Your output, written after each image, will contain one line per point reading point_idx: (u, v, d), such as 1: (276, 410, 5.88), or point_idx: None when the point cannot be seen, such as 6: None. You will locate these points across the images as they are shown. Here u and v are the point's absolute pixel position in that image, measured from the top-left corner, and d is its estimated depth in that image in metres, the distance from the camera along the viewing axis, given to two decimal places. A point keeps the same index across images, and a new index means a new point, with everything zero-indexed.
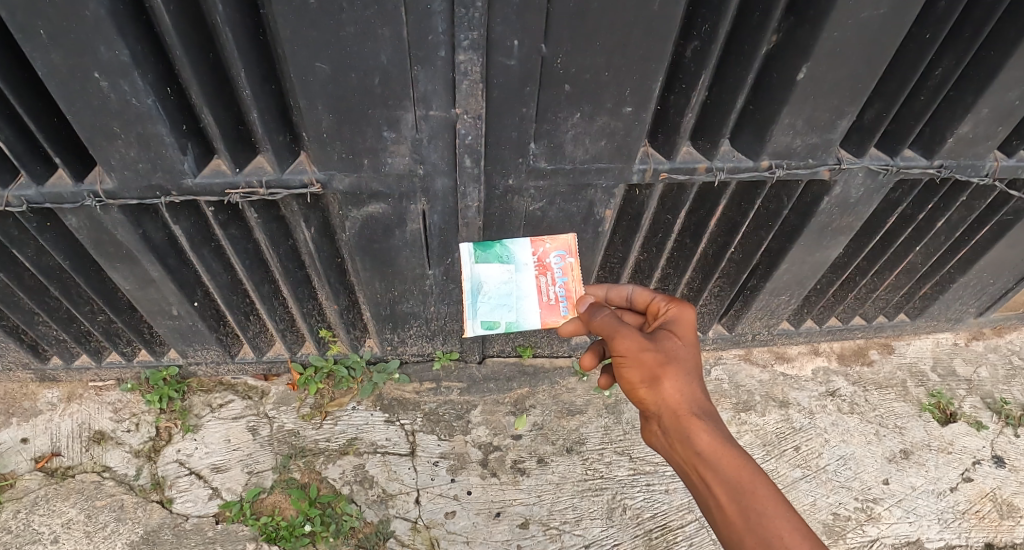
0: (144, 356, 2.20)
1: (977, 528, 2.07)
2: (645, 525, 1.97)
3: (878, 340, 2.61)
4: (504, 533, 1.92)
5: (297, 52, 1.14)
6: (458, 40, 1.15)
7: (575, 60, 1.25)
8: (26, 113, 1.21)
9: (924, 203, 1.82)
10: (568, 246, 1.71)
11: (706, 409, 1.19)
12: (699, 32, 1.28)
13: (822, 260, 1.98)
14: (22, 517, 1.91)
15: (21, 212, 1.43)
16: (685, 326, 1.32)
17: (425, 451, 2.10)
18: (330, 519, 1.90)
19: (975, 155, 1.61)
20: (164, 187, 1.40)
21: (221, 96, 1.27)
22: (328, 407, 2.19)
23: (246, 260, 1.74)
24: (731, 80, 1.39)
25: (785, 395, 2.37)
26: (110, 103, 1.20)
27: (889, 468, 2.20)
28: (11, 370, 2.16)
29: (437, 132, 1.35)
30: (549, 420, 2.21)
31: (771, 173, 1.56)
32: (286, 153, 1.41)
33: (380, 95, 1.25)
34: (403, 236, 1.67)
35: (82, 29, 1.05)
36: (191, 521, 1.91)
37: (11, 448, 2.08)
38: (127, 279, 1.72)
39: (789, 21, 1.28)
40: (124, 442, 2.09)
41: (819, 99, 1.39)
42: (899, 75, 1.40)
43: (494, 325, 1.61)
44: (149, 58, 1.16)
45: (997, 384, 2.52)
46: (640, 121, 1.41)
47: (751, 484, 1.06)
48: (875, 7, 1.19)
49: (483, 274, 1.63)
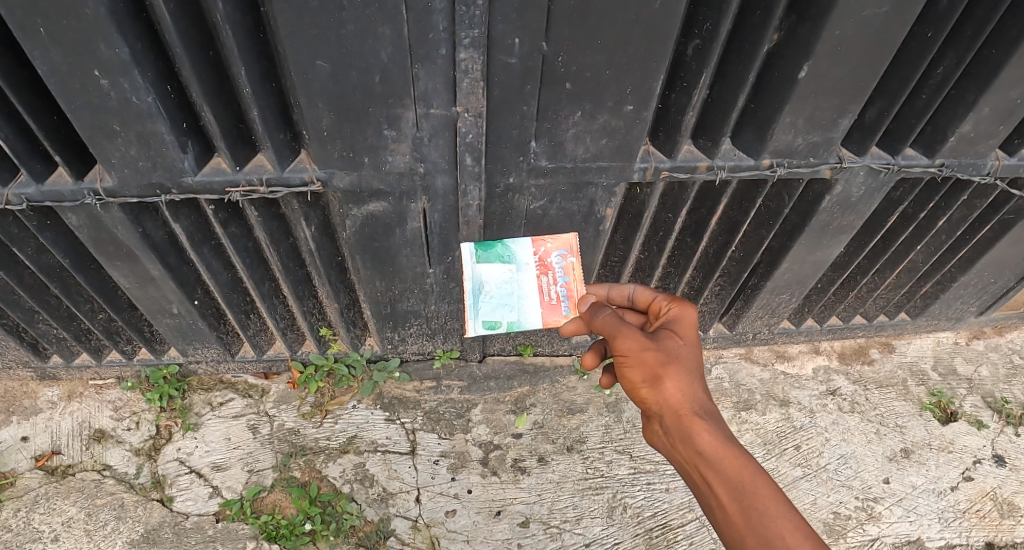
0: (144, 354, 2.20)
1: (977, 527, 2.08)
2: (645, 523, 1.97)
3: (879, 339, 2.61)
4: (504, 532, 1.92)
5: (297, 50, 1.13)
6: (459, 38, 1.15)
7: (576, 58, 1.24)
8: (26, 111, 1.21)
9: (925, 202, 1.82)
10: (570, 245, 1.73)
11: (707, 409, 1.19)
12: (700, 30, 1.27)
13: (823, 259, 1.97)
14: (22, 516, 1.91)
15: (21, 211, 1.42)
16: (686, 326, 1.32)
17: (426, 450, 2.10)
18: (330, 517, 1.90)
19: (977, 154, 1.61)
20: (164, 185, 1.40)
21: (221, 94, 1.27)
22: (328, 405, 2.19)
23: (246, 258, 1.73)
24: (732, 79, 1.38)
25: (785, 393, 2.37)
26: (110, 101, 1.19)
27: (889, 467, 2.20)
28: (11, 369, 2.16)
29: (438, 131, 1.35)
30: (549, 418, 2.21)
31: (772, 172, 1.56)
32: (286, 151, 1.41)
33: (381, 93, 1.25)
34: (403, 234, 1.67)
35: (81, 27, 1.05)
36: (191, 519, 1.91)
37: (11, 446, 2.08)
38: (126, 277, 1.72)
39: (791, 19, 1.27)
40: (125, 441, 2.09)
41: (820, 97, 1.39)
42: (901, 74, 1.40)
43: (496, 325, 1.64)
44: (148, 56, 1.15)
45: (998, 383, 2.52)
46: (641, 119, 1.41)
47: (753, 484, 1.06)
48: (878, 5, 1.19)
49: (484, 274, 1.65)
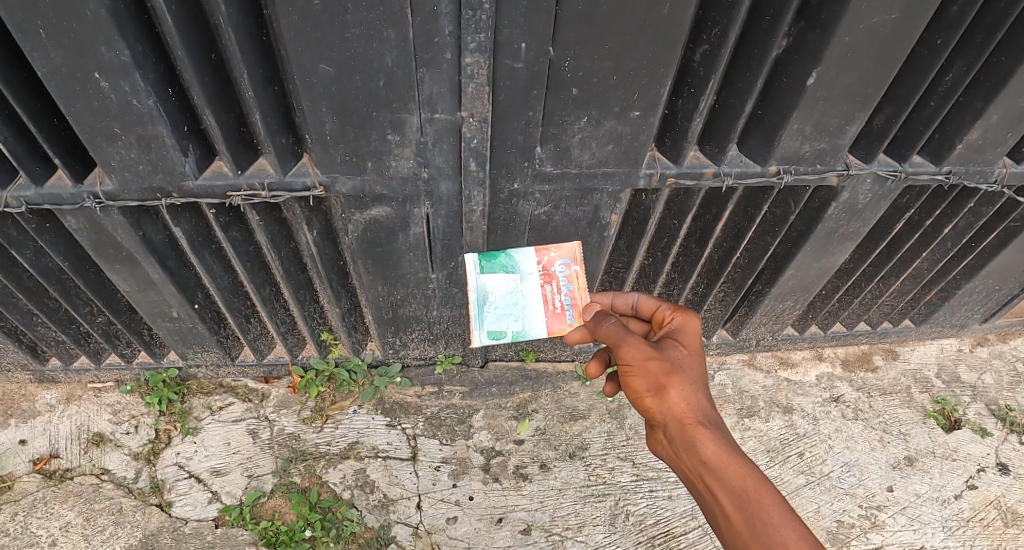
0: (144, 357, 2.18)
1: (982, 536, 2.06)
2: (648, 531, 1.95)
3: (883, 346, 2.60)
4: (506, 539, 1.91)
5: (300, 54, 1.12)
6: (465, 41, 1.13)
7: (583, 64, 1.23)
8: (26, 114, 1.19)
9: (932, 209, 1.80)
10: (574, 254, 1.75)
11: (712, 418, 1.18)
12: (708, 36, 1.26)
13: (828, 266, 1.96)
14: (19, 520, 1.89)
15: (20, 213, 1.41)
16: (690, 335, 1.31)
17: (427, 456, 2.08)
18: (330, 523, 1.89)
19: (984, 161, 1.59)
20: (164, 189, 1.38)
21: (223, 98, 1.26)
22: (328, 410, 2.18)
23: (247, 262, 1.72)
24: (739, 85, 1.37)
25: (788, 400, 2.36)
26: (111, 104, 1.18)
27: (893, 475, 2.19)
28: (10, 371, 2.14)
29: (442, 135, 1.33)
30: (551, 425, 2.20)
31: (780, 179, 1.54)
32: (288, 155, 1.39)
33: (385, 97, 1.23)
34: (406, 239, 1.65)
35: (83, 29, 1.03)
36: (191, 525, 1.90)
37: (9, 449, 2.06)
38: (126, 281, 1.70)
39: (799, 25, 1.26)
40: (124, 445, 2.07)
41: (828, 103, 1.37)
42: (909, 80, 1.38)
43: (501, 334, 1.70)
44: (150, 58, 1.14)
45: (1003, 390, 2.51)
46: (648, 125, 1.39)
47: (757, 492, 1.05)
48: (888, 12, 1.18)
49: (489, 284, 1.68)
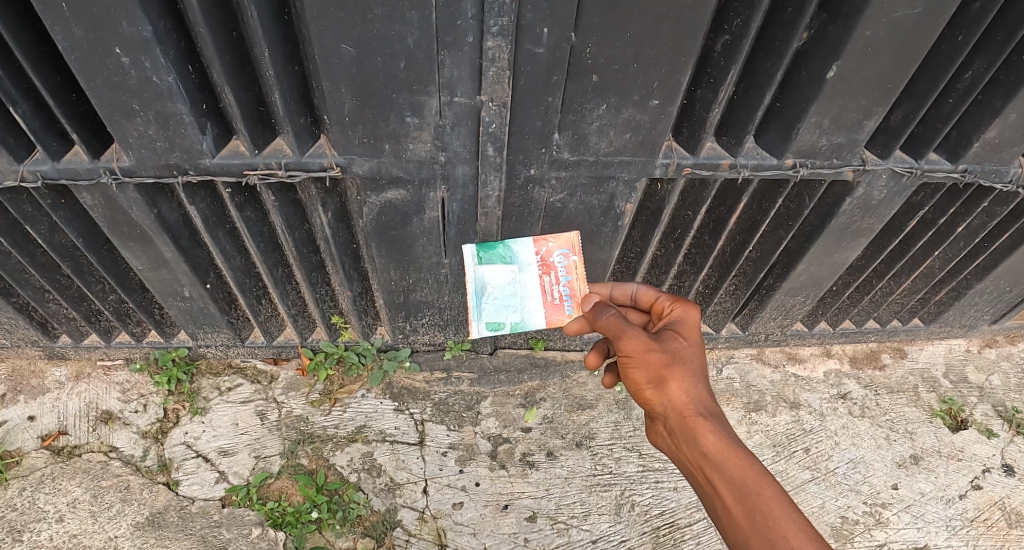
0: (153, 337, 2.19)
1: (985, 536, 2.06)
2: (653, 522, 1.96)
3: (891, 345, 2.61)
4: (511, 526, 1.92)
5: (322, 34, 1.12)
6: (487, 25, 1.12)
7: (604, 50, 1.22)
8: (45, 88, 1.20)
9: (945, 208, 1.80)
10: (572, 244, 1.74)
11: (712, 409, 1.18)
12: (730, 26, 1.25)
13: (840, 263, 1.97)
14: (26, 495, 1.90)
15: (37, 188, 1.42)
16: (689, 327, 1.32)
17: (434, 441, 2.09)
18: (337, 506, 1.90)
19: (1000, 160, 1.58)
20: (181, 166, 1.39)
21: (244, 77, 1.26)
22: (337, 393, 2.19)
23: (260, 243, 1.72)
24: (759, 76, 1.36)
25: (796, 396, 2.37)
26: (131, 79, 1.18)
27: (898, 473, 2.19)
28: (20, 346, 2.16)
29: (461, 119, 1.33)
30: (559, 414, 2.21)
31: (795, 172, 1.54)
32: (305, 135, 1.39)
33: (405, 79, 1.24)
34: (420, 224, 1.65)
35: (107, 4, 1.03)
36: (197, 504, 1.91)
37: (17, 425, 2.07)
38: (139, 259, 1.71)
39: (822, 18, 1.26)
40: (131, 423, 2.09)
41: (848, 97, 1.37)
42: (930, 76, 1.38)
43: (499, 326, 1.70)
44: (171, 35, 1.14)
45: (1011, 392, 2.50)
46: (667, 114, 1.39)
47: (756, 484, 1.05)
48: (912, 6, 1.17)
49: (487, 275, 1.69)
